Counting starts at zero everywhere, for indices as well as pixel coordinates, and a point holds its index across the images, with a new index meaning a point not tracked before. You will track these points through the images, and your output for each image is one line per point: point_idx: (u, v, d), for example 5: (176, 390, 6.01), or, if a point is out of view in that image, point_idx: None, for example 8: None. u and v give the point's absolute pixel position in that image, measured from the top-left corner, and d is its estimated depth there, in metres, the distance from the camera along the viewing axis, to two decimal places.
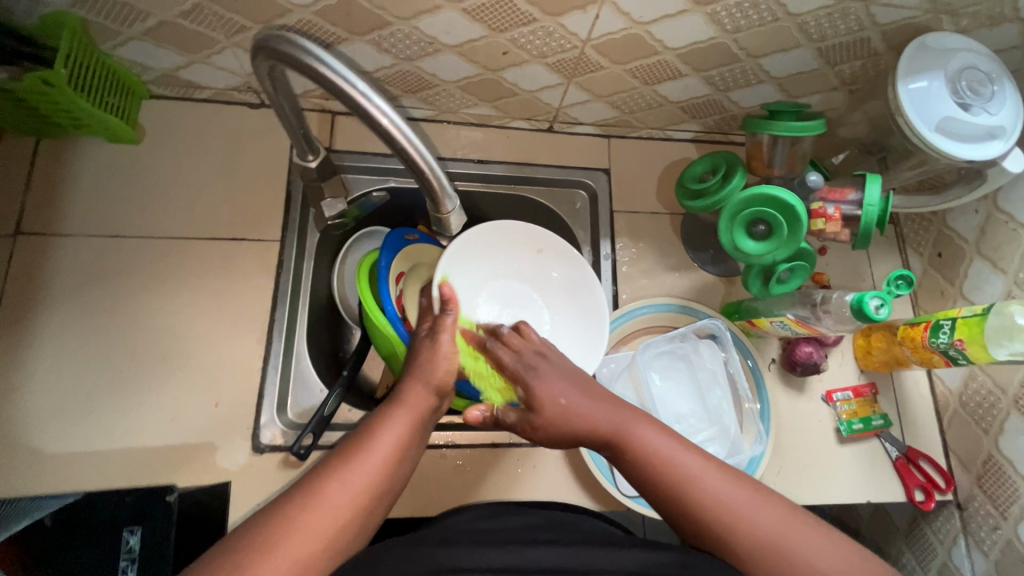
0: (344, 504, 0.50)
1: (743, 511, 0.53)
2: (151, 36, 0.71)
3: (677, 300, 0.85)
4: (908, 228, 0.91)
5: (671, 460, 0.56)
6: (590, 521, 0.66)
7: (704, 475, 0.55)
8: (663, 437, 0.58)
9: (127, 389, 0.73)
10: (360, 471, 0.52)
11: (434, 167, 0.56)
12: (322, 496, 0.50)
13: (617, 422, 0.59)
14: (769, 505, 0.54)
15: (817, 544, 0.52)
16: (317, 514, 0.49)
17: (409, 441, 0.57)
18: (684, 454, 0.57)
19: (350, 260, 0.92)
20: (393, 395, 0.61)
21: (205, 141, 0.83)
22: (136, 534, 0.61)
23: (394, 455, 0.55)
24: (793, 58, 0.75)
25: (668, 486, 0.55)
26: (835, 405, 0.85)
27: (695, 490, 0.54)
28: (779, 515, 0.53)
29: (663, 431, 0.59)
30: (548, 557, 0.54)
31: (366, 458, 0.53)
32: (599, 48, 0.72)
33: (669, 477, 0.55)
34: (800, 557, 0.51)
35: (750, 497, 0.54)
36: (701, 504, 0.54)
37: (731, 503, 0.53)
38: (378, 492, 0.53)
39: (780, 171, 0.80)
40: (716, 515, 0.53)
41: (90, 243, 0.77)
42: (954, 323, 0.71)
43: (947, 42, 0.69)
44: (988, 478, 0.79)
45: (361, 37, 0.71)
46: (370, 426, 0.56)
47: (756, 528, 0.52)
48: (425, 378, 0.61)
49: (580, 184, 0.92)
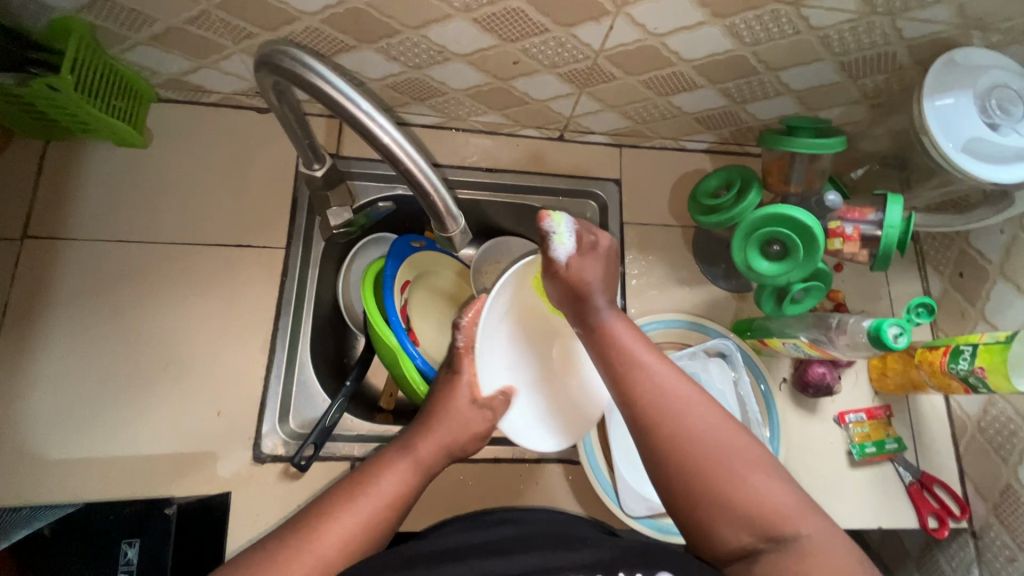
0: (335, 551, 0.51)
1: (699, 419, 0.52)
2: (157, 41, 0.70)
3: (687, 316, 0.84)
4: (929, 246, 0.88)
5: (633, 354, 0.57)
6: (569, 527, 0.62)
7: (660, 373, 0.55)
8: (634, 337, 0.59)
9: (131, 396, 0.72)
10: (358, 516, 0.54)
11: (439, 188, 0.55)
12: (313, 539, 0.51)
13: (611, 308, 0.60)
14: (723, 419, 0.53)
15: (767, 473, 0.50)
16: (309, 561, 0.49)
17: (408, 494, 0.59)
18: (647, 354, 0.57)
19: (355, 266, 0.91)
20: (400, 443, 0.63)
21: (213, 146, 0.82)
22: (135, 546, 0.60)
23: (392, 508, 0.56)
24: (814, 71, 0.72)
25: (626, 379, 0.56)
26: (847, 427, 0.83)
27: (652, 387, 0.54)
28: (733, 429, 0.52)
29: (634, 329, 0.60)
30: (509, 565, 0.52)
31: (366, 504, 0.55)
32: (613, 58, 0.70)
33: (623, 363, 0.57)
34: (746, 475, 0.49)
35: (706, 403, 0.53)
36: (653, 405, 0.53)
37: (683, 404, 0.53)
38: (369, 542, 0.53)
39: (798, 186, 0.77)
40: (670, 412, 0.53)
41: (95, 248, 0.76)
42: (975, 349, 0.68)
43: (978, 58, 0.66)
44: (1005, 508, 0.76)
45: (370, 45, 0.69)
46: (371, 472, 0.59)
47: (703, 437, 0.51)
48: (441, 438, 0.64)
49: (590, 194, 0.90)
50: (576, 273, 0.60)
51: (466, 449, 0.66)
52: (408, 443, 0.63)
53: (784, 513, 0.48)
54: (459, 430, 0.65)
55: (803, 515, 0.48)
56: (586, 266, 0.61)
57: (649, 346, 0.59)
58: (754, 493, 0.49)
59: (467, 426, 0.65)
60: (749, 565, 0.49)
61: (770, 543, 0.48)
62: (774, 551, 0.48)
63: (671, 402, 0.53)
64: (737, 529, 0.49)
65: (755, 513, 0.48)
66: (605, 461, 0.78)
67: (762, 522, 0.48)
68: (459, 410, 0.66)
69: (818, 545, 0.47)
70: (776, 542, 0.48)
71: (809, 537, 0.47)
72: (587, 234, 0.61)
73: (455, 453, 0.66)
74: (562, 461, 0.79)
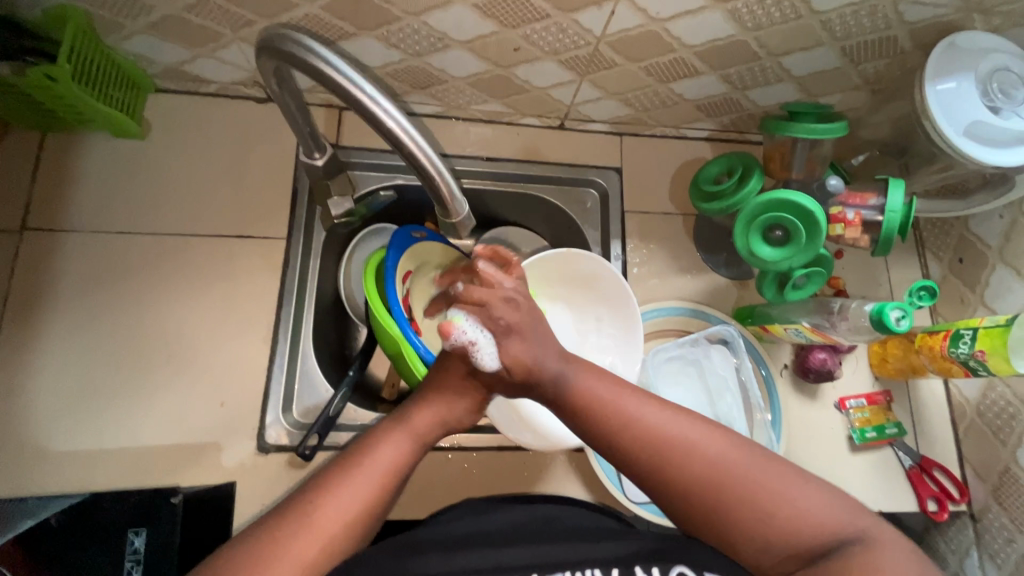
0: (333, 533, 0.50)
1: (705, 451, 0.49)
2: (155, 30, 0.69)
3: (689, 303, 0.84)
4: (929, 232, 0.88)
5: (616, 405, 0.51)
6: (583, 513, 0.63)
7: (654, 418, 0.50)
8: (610, 384, 0.52)
9: (133, 388, 0.72)
10: (354, 494, 0.52)
11: (443, 172, 0.55)
12: (311, 519, 0.50)
13: (566, 370, 0.52)
14: (728, 439, 0.50)
15: (795, 484, 0.47)
16: (309, 541, 0.49)
17: (404, 466, 0.56)
18: (632, 400, 0.51)
19: (356, 257, 0.90)
20: (395, 415, 0.60)
21: (212, 137, 0.81)
22: (140, 536, 0.63)
23: (388, 481, 0.54)
24: (816, 57, 0.72)
25: (618, 435, 0.50)
26: (848, 412, 0.83)
27: (647, 434, 0.49)
28: (740, 451, 0.49)
29: (605, 378, 0.53)
30: (520, 556, 0.54)
31: (361, 481, 0.53)
32: (615, 45, 0.70)
33: (610, 419, 0.51)
34: (776, 491, 0.47)
35: (709, 432, 0.50)
36: (656, 456, 0.49)
37: (682, 443, 0.49)
38: (368, 518, 0.52)
39: (799, 174, 0.77)
40: (676, 458, 0.48)
41: (95, 240, 0.76)
42: (975, 333, 0.69)
43: (978, 42, 0.66)
44: (1004, 490, 0.77)
45: (369, 33, 0.69)
46: (364, 446, 0.56)
47: (718, 470, 0.48)
48: (438, 408, 0.61)
49: (591, 182, 0.90)
50: (513, 360, 0.52)
51: (465, 419, 0.63)
52: (404, 414, 0.61)
53: (826, 522, 0.46)
54: (457, 399, 0.62)
55: (836, 518, 0.46)
56: (516, 345, 0.52)
57: (629, 389, 0.53)
58: (782, 508, 0.46)
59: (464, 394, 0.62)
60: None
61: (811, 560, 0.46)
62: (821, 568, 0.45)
63: (672, 447, 0.49)
64: (783, 558, 0.46)
65: (790, 531, 0.46)
66: None
67: (805, 539, 0.46)
68: (451, 382, 0.61)
69: (865, 544, 0.45)
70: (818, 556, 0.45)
71: (857, 543, 0.45)
72: (499, 311, 0.52)
73: (454, 424, 0.62)
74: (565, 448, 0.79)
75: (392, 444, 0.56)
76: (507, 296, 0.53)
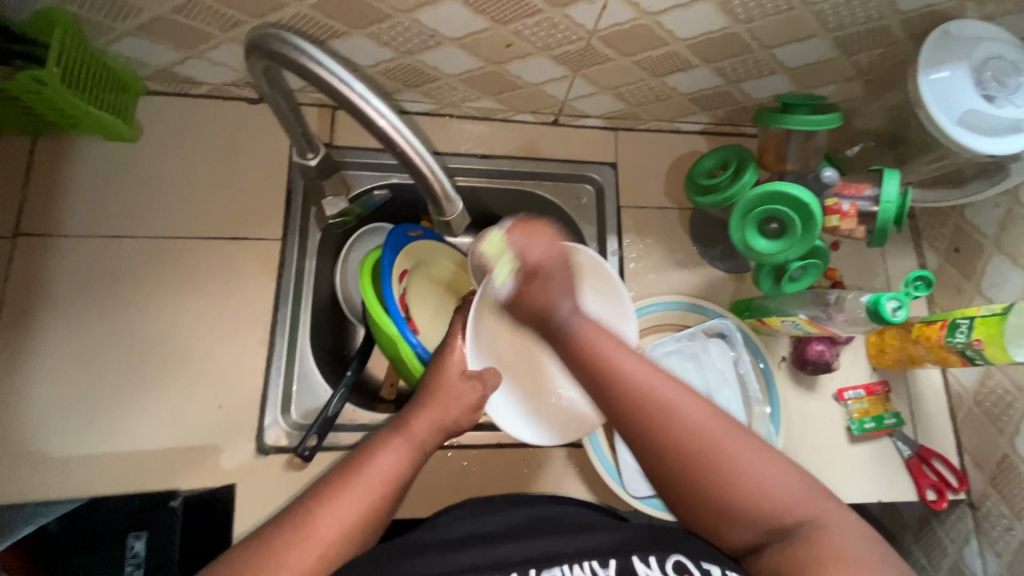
0: (334, 536, 0.52)
1: (688, 418, 0.47)
2: (144, 31, 0.69)
3: (686, 297, 0.83)
4: (925, 222, 0.88)
5: (609, 362, 0.48)
6: (583, 510, 0.64)
7: (646, 378, 0.48)
8: (608, 338, 0.49)
9: (130, 392, 0.72)
10: (354, 500, 0.54)
11: (435, 169, 0.54)
12: (313, 526, 0.51)
13: (574, 320, 0.48)
14: (713, 412, 0.49)
15: (769, 464, 0.48)
16: (312, 543, 0.50)
17: (405, 473, 0.59)
18: (626, 357, 0.48)
19: (352, 256, 0.90)
20: (394, 425, 0.63)
21: (204, 138, 0.81)
22: (141, 539, 0.61)
23: (390, 487, 0.57)
24: (809, 48, 0.72)
25: (604, 391, 0.48)
26: (846, 403, 0.83)
27: (638, 400, 0.47)
28: (723, 422, 0.48)
29: (607, 331, 0.49)
30: (518, 552, 0.54)
31: (364, 488, 0.55)
32: (607, 39, 0.70)
33: (600, 374, 0.48)
34: (746, 468, 0.47)
35: (696, 400, 0.48)
36: (640, 415, 0.47)
37: (670, 407, 0.47)
38: (369, 523, 0.54)
39: (794, 165, 0.78)
40: (661, 416, 0.47)
41: (89, 243, 0.76)
42: (972, 322, 0.69)
43: (971, 30, 0.66)
44: (1003, 478, 0.77)
45: (360, 31, 0.68)
46: (365, 454, 0.59)
47: (699, 435, 0.47)
48: (435, 415, 0.64)
49: (587, 178, 0.90)
50: (531, 301, 0.48)
51: (462, 422, 0.66)
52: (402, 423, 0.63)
53: (791, 503, 0.47)
54: (451, 405, 0.65)
55: (806, 504, 0.48)
56: (538, 289, 0.47)
57: (624, 345, 0.49)
58: (755, 488, 0.47)
59: (458, 400, 0.65)
60: (761, 558, 0.49)
61: (777, 538, 0.48)
62: (781, 543, 0.48)
63: (660, 406, 0.47)
64: (744, 530, 0.48)
65: (761, 509, 0.47)
66: (607, 442, 0.78)
67: (766, 517, 0.47)
68: (450, 384, 0.66)
69: (828, 531, 0.47)
70: (780, 534, 0.48)
71: (818, 526, 0.47)
72: (531, 253, 0.48)
73: (452, 427, 0.66)
74: (565, 444, 0.79)
75: (392, 450, 0.59)
76: (544, 244, 0.49)
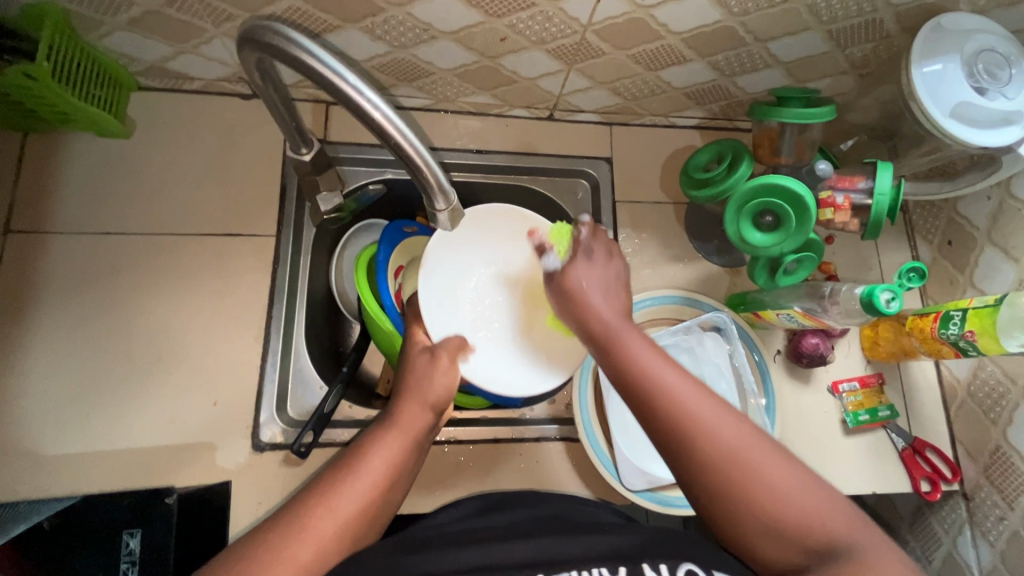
0: (330, 532, 0.51)
1: (722, 432, 0.49)
2: (135, 26, 0.68)
3: (682, 291, 0.84)
4: (918, 215, 0.89)
5: (647, 369, 0.53)
6: (588, 509, 0.65)
7: (684, 388, 0.51)
8: (647, 347, 0.55)
9: (124, 391, 0.72)
10: (347, 495, 0.53)
11: (430, 163, 0.53)
12: (307, 526, 0.51)
13: (614, 320, 0.57)
14: (748, 429, 0.50)
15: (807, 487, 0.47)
16: (306, 543, 0.50)
17: (400, 464, 0.58)
18: (666, 369, 0.53)
19: (348, 254, 0.90)
20: (383, 418, 0.63)
21: (197, 134, 0.80)
22: (136, 537, 0.61)
23: (384, 479, 0.56)
24: (802, 42, 0.72)
25: (644, 398, 0.52)
26: (841, 396, 0.84)
27: (677, 407, 0.50)
28: (756, 440, 0.49)
29: (649, 344, 0.55)
30: (522, 552, 0.54)
31: (356, 482, 0.55)
32: (601, 33, 0.70)
33: (640, 382, 0.52)
34: (780, 487, 0.47)
35: (731, 417, 0.50)
36: (677, 424, 0.50)
37: (706, 419, 0.50)
38: (365, 517, 0.54)
39: (788, 159, 0.77)
40: (696, 428, 0.49)
41: (81, 241, 0.75)
42: (965, 314, 0.69)
43: (964, 23, 0.66)
44: (995, 469, 0.78)
45: (354, 25, 0.68)
46: (357, 451, 0.58)
47: (733, 448, 0.49)
48: (420, 400, 0.64)
49: (582, 173, 0.90)
50: (574, 281, 0.60)
51: (446, 400, 0.66)
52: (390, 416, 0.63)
53: (832, 527, 0.46)
54: (433, 388, 0.65)
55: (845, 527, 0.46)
56: (580, 267, 0.61)
57: (665, 358, 0.54)
58: (789, 506, 0.47)
59: (440, 380, 0.66)
60: None
61: (816, 558, 0.46)
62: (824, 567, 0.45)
63: (694, 417, 0.50)
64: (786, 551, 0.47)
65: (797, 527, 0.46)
66: (604, 438, 0.78)
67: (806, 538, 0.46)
68: (421, 366, 0.67)
69: (872, 559, 0.44)
70: (822, 554, 0.46)
71: (863, 550, 0.45)
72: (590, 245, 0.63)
73: (439, 409, 0.66)
74: (561, 438, 0.79)
75: (384, 442, 0.58)
76: (598, 241, 0.64)
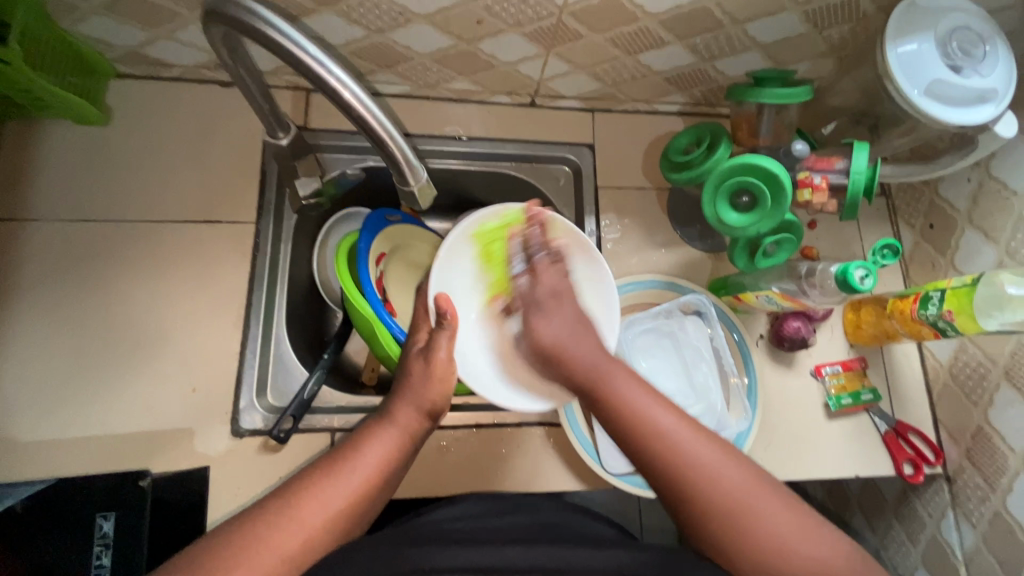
0: (319, 523, 0.52)
1: (725, 481, 0.52)
2: (109, 10, 0.68)
3: (663, 276, 0.84)
4: (900, 199, 0.89)
5: (653, 421, 0.56)
6: (583, 523, 0.70)
7: (688, 438, 0.55)
8: (650, 397, 0.58)
9: (100, 378, 0.71)
10: (337, 490, 0.54)
11: (396, 137, 0.54)
12: (298, 514, 0.51)
13: (598, 359, 0.62)
14: (749, 475, 0.53)
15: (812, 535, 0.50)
16: (293, 531, 0.50)
17: (392, 462, 0.59)
18: (668, 417, 0.56)
19: (331, 242, 0.89)
20: (378, 415, 0.63)
21: (175, 122, 0.80)
22: (109, 519, 0.66)
23: (375, 477, 0.56)
24: (780, 23, 0.72)
25: (649, 449, 0.55)
26: (824, 379, 0.84)
27: (683, 460, 0.53)
28: (757, 485, 0.53)
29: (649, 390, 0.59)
30: (523, 557, 0.56)
31: (347, 478, 0.55)
32: (577, 15, 0.69)
33: (645, 432, 0.55)
34: (780, 531, 0.50)
35: (734, 467, 0.53)
36: (685, 475, 0.53)
37: (710, 470, 0.53)
38: (356, 512, 0.54)
39: (766, 139, 0.79)
40: (701, 478, 0.53)
41: (57, 228, 0.75)
42: (944, 293, 0.69)
43: (938, 3, 0.67)
44: (977, 450, 0.78)
45: (329, 8, 0.68)
46: (352, 446, 0.59)
47: (736, 498, 0.52)
48: (415, 401, 0.63)
49: (564, 159, 0.90)
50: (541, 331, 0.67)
51: (440, 403, 0.66)
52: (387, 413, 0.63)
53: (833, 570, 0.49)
54: (429, 390, 0.65)
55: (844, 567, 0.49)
56: (540, 321, 0.67)
57: (668, 405, 0.58)
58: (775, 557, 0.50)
59: (437, 381, 0.65)
60: None
61: None
62: None
63: (699, 470, 0.53)
64: None
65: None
66: (585, 418, 0.78)
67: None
68: (417, 371, 0.66)
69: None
70: None
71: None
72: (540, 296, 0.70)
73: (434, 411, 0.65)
74: (542, 423, 0.79)
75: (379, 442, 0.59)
76: (551, 281, 0.71)
